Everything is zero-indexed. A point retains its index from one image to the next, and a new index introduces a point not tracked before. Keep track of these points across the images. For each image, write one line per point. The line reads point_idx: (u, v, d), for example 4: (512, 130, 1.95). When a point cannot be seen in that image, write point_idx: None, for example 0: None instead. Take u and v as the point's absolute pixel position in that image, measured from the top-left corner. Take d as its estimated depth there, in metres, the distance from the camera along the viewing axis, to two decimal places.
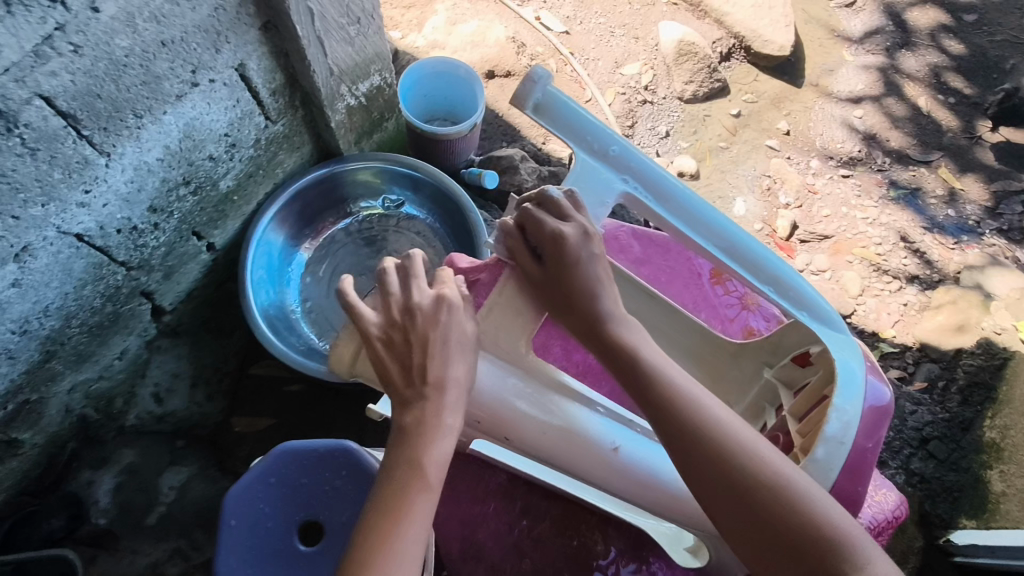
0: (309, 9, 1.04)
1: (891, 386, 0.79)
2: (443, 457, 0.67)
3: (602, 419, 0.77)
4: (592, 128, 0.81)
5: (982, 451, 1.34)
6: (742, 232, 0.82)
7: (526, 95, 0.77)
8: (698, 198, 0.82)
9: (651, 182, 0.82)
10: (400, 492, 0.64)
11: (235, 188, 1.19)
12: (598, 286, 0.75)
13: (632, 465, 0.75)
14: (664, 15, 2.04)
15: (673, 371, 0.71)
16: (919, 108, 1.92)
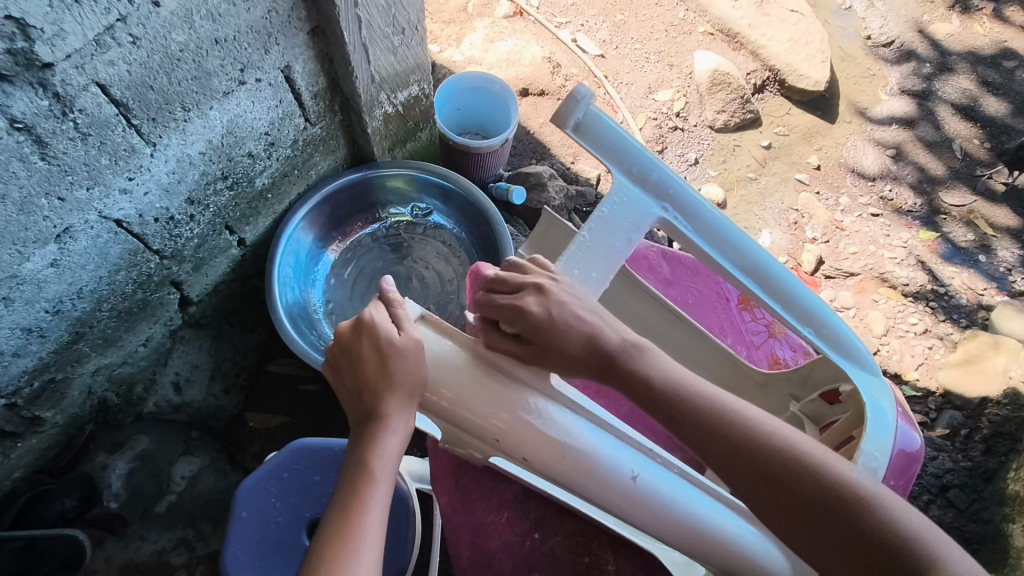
0: (357, 17, 1.07)
1: (920, 433, 0.79)
2: (390, 456, 0.68)
3: (621, 444, 0.70)
4: (636, 152, 0.80)
5: (1004, 504, 1.27)
6: (778, 266, 0.81)
7: (568, 114, 0.76)
8: (733, 226, 0.82)
9: (689, 208, 0.81)
10: (353, 497, 0.65)
11: (270, 186, 1.21)
12: (590, 327, 0.74)
13: (651, 494, 0.68)
14: (699, 44, 2.06)
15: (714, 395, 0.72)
16: (955, 150, 1.90)
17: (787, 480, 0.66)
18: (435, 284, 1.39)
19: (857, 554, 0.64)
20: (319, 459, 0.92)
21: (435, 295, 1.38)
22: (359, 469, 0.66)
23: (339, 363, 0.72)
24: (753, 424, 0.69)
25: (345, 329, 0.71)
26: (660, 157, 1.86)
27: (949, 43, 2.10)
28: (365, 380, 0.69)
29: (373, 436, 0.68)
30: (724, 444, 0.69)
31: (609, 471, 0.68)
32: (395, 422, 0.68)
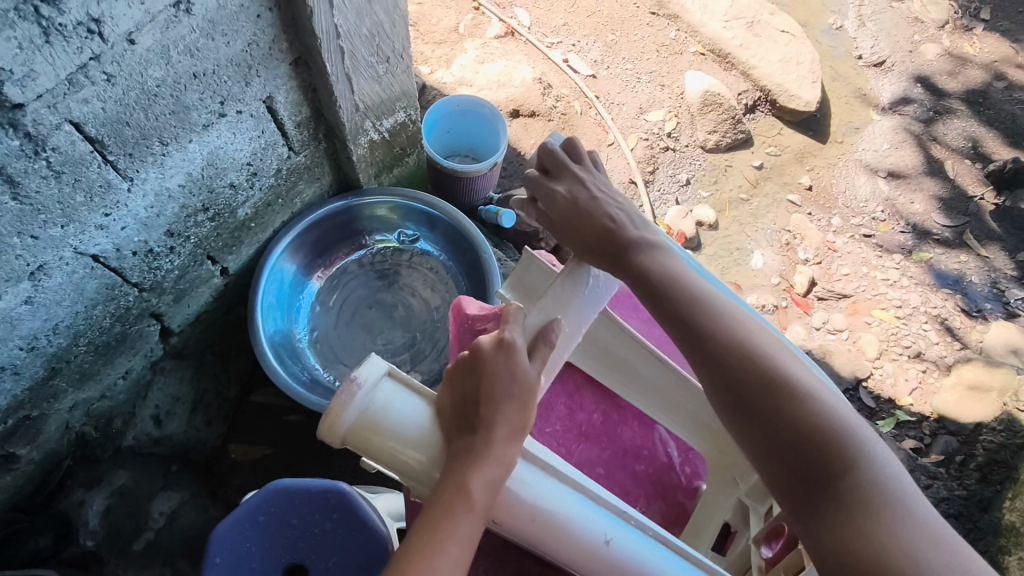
0: (339, 48, 1.06)
1: None
2: (493, 482, 0.61)
3: (592, 506, 0.65)
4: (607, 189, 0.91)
5: (999, 536, 1.21)
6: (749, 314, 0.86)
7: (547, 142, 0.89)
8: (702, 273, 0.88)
9: None
10: (444, 517, 0.59)
11: (253, 216, 1.20)
12: (610, 222, 0.80)
13: (622, 560, 0.65)
14: (690, 65, 2.06)
15: (692, 286, 0.71)
16: (947, 171, 1.89)
17: (728, 362, 0.64)
18: (422, 311, 1.38)
19: (787, 440, 0.60)
20: (298, 502, 0.89)
21: (420, 324, 1.36)
22: (454, 490, 0.59)
23: (465, 373, 0.67)
24: (714, 312, 0.68)
25: (484, 338, 0.68)
26: (651, 178, 1.85)
27: (940, 63, 2.10)
28: (486, 391, 0.64)
29: (482, 456, 0.61)
30: (687, 319, 0.68)
31: (582, 535, 0.64)
32: (505, 453, 0.62)
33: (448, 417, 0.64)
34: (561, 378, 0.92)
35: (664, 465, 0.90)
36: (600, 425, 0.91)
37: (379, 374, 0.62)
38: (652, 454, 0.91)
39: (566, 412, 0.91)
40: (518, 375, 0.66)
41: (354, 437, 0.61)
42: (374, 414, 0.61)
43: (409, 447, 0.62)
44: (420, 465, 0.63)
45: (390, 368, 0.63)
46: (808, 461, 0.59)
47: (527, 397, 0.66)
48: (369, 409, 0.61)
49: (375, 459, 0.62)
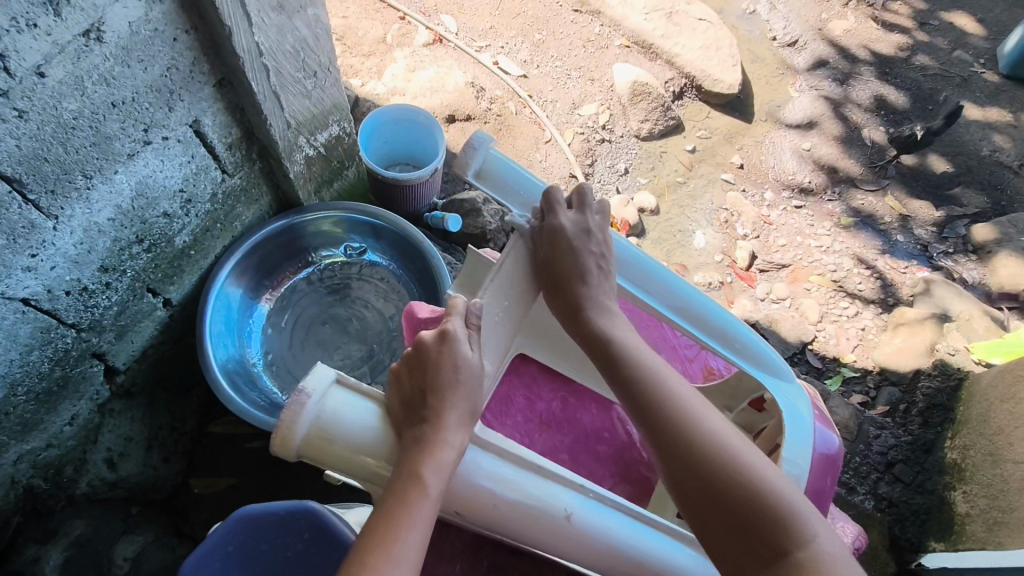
0: (264, 66, 1.05)
1: (838, 432, 0.84)
2: (446, 467, 0.62)
3: (554, 483, 0.67)
4: (542, 194, 0.83)
5: (945, 473, 1.35)
6: (701, 297, 0.85)
7: (471, 157, 0.79)
8: (647, 258, 0.86)
9: (606, 250, 0.86)
10: (400, 504, 0.60)
11: (191, 243, 1.17)
12: (586, 277, 0.80)
13: (586, 532, 0.67)
14: (617, 57, 2.12)
15: (649, 359, 0.75)
16: (864, 138, 2.01)
17: (680, 438, 0.67)
18: (377, 322, 1.37)
19: (732, 508, 0.64)
20: (265, 527, 0.88)
21: (376, 334, 1.36)
22: (408, 480, 0.61)
23: (411, 371, 0.69)
24: (670, 391, 0.71)
25: (425, 335, 0.70)
26: (591, 171, 1.89)
27: (848, 38, 2.22)
28: (431, 381, 0.67)
29: (435, 443, 0.63)
30: (643, 394, 0.71)
31: (542, 513, 0.65)
32: (454, 438, 0.64)
33: (399, 413, 0.65)
34: (516, 370, 0.93)
35: (625, 443, 0.93)
36: (558, 412, 0.94)
37: (328, 383, 0.61)
38: (612, 433, 0.94)
39: (524, 403, 0.92)
40: (461, 363, 0.69)
41: (308, 448, 0.61)
42: (326, 424, 0.60)
43: (363, 450, 0.63)
44: (374, 466, 0.64)
45: (338, 376, 0.63)
46: (756, 535, 0.62)
47: (471, 382, 0.69)
48: (321, 419, 0.60)
49: (331, 466, 0.63)
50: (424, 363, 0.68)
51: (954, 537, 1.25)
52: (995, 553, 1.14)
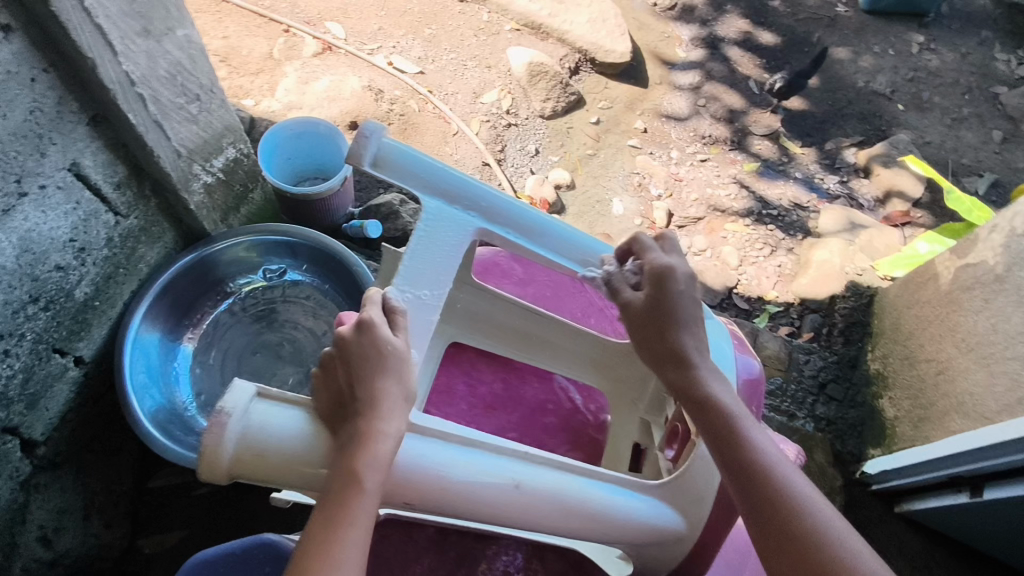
0: (139, 96, 1.00)
1: (756, 355, 0.90)
2: (384, 461, 0.62)
3: (499, 458, 0.69)
4: (443, 173, 0.80)
5: (872, 383, 1.47)
6: (616, 254, 0.87)
7: (363, 145, 0.75)
8: (557, 223, 0.85)
9: (514, 220, 0.83)
10: (339, 503, 0.60)
11: (94, 294, 1.10)
12: (692, 328, 0.78)
13: (536, 498, 0.69)
14: (509, 42, 2.14)
15: (750, 421, 0.73)
16: (752, 87, 2.13)
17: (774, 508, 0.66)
18: (311, 342, 1.34)
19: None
20: (221, 569, 0.85)
21: (312, 354, 1.32)
22: (344, 480, 0.60)
23: (337, 367, 0.67)
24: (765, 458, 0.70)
25: (343, 332, 0.67)
26: (503, 156, 1.90)
27: None
28: (359, 375, 0.65)
29: (367, 439, 0.62)
30: (745, 459, 0.69)
31: (493, 487, 0.67)
32: (388, 429, 0.63)
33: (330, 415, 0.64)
34: (452, 360, 0.97)
35: (570, 410, 0.98)
36: (501, 391, 0.97)
37: (249, 398, 0.62)
38: (556, 403, 0.98)
39: (466, 388, 0.96)
40: (387, 350, 0.66)
41: (240, 463, 0.61)
42: (251, 437, 0.61)
43: (298, 456, 0.63)
44: (310, 472, 0.63)
45: (259, 389, 0.63)
46: None
47: (402, 369, 0.67)
48: (245, 434, 0.61)
49: (264, 480, 0.63)
50: (348, 358, 0.66)
51: (888, 440, 1.36)
52: (922, 447, 1.25)
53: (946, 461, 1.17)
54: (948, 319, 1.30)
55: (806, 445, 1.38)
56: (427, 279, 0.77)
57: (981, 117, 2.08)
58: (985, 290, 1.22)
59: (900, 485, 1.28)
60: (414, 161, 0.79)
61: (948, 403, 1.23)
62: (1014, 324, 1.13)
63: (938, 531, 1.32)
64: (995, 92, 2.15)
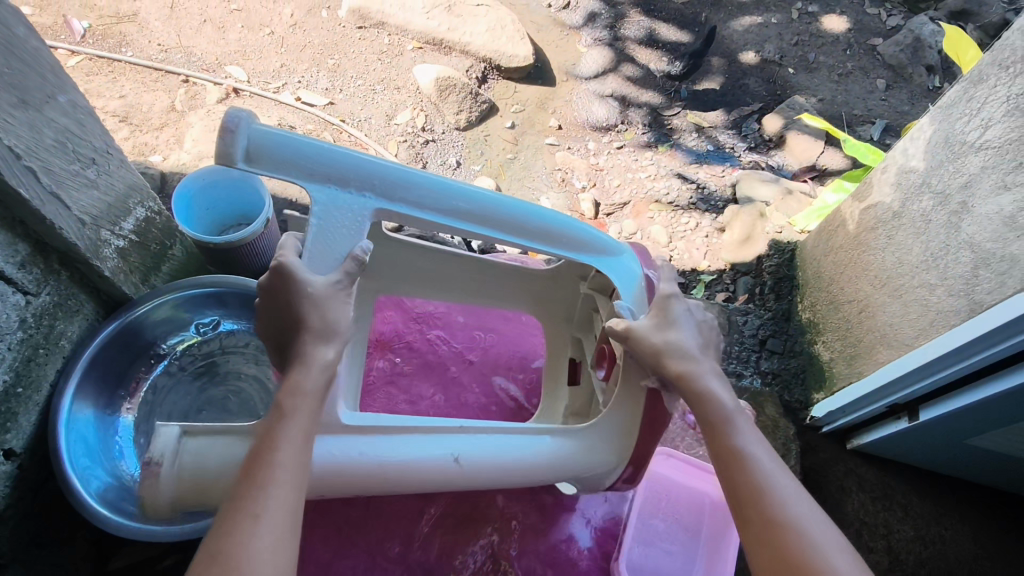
0: (29, 168, 0.96)
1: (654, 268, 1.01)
2: (306, 403, 0.73)
3: (431, 439, 0.83)
4: (324, 158, 0.83)
5: (806, 332, 1.55)
6: (514, 209, 0.91)
7: (234, 145, 0.77)
8: (449, 187, 0.88)
9: (404, 192, 0.87)
10: (271, 431, 0.71)
11: (15, 380, 1.05)
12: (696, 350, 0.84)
13: (461, 458, 0.84)
14: (414, 61, 2.17)
15: (727, 399, 0.80)
16: (653, 71, 2.21)
17: (737, 476, 0.74)
18: (258, 390, 1.32)
19: (767, 535, 0.69)
20: None
21: (261, 402, 1.31)
22: (275, 411, 0.72)
23: (271, 309, 0.80)
24: (731, 433, 0.77)
25: (263, 278, 0.79)
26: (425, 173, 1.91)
27: None
28: (286, 315, 0.78)
29: (296, 365, 0.75)
30: (715, 433, 0.78)
31: (432, 464, 0.83)
32: (311, 361, 0.76)
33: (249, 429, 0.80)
34: (394, 387, 1.16)
35: (512, 407, 1.18)
36: (443, 403, 1.17)
37: (175, 438, 0.80)
38: (499, 404, 1.18)
39: (409, 406, 1.15)
40: (307, 290, 0.78)
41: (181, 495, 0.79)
42: (187, 464, 0.79)
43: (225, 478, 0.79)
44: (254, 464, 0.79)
45: (182, 429, 0.81)
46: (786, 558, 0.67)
47: (314, 297, 0.78)
48: (182, 465, 0.79)
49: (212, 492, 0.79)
50: (277, 305, 0.79)
51: (828, 382, 1.43)
52: (861, 381, 1.31)
53: (881, 392, 1.25)
54: (861, 260, 1.39)
55: (756, 399, 1.44)
56: (330, 255, 0.83)
57: (864, 69, 2.22)
58: (887, 227, 1.32)
59: (846, 423, 1.36)
60: (293, 147, 0.81)
61: (874, 338, 1.31)
62: (916, 255, 1.22)
63: (888, 458, 1.39)
64: (873, 44, 2.30)
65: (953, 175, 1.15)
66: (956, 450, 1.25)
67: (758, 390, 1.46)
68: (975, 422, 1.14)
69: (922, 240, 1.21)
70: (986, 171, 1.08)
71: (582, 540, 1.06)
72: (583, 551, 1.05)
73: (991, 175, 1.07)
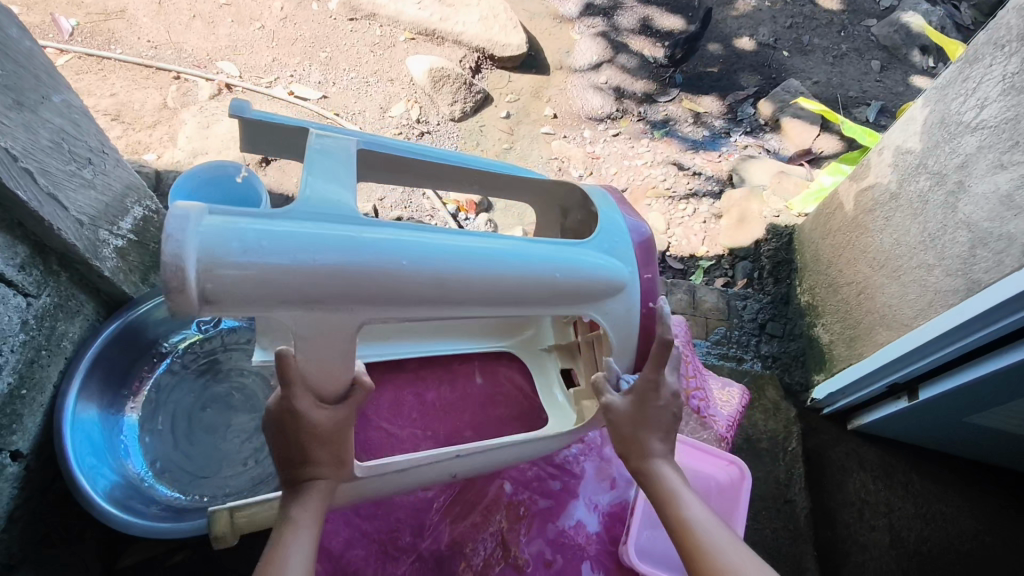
0: (26, 170, 0.95)
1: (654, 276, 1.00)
2: (311, 506, 0.78)
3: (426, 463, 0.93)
4: (301, 262, 0.71)
5: (805, 315, 1.55)
6: (513, 274, 0.85)
7: (187, 272, 0.65)
8: (449, 266, 0.80)
9: (404, 280, 0.77)
10: (277, 532, 0.75)
11: (19, 383, 1.05)
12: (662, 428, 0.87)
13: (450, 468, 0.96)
14: (407, 52, 2.15)
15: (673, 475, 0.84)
16: (647, 57, 2.21)
17: (684, 541, 0.78)
18: (260, 385, 1.32)
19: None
20: None
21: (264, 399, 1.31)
22: (280, 522, 0.76)
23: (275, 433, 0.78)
24: (675, 500, 0.81)
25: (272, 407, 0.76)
26: None
27: None
28: (294, 439, 0.77)
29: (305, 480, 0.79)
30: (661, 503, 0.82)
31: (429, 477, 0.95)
32: (318, 481, 0.80)
33: None
34: (400, 379, 1.18)
35: (517, 395, 1.19)
36: (449, 394, 1.18)
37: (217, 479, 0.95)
38: (504, 393, 1.19)
39: (415, 399, 1.17)
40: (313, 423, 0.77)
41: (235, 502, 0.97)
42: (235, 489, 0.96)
43: None
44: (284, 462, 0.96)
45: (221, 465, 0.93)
46: None
47: (317, 427, 0.78)
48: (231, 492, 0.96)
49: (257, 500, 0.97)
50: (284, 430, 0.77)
51: (828, 364, 1.44)
52: (860, 363, 1.32)
53: (881, 373, 1.26)
54: (859, 242, 1.39)
55: (757, 383, 1.45)
56: (331, 362, 0.77)
57: (859, 51, 2.22)
58: (884, 209, 1.32)
59: (846, 404, 1.38)
60: (252, 249, 0.69)
61: (873, 319, 1.31)
62: (913, 236, 1.23)
63: (891, 439, 1.40)
64: (868, 25, 2.30)
65: (950, 156, 1.16)
66: (957, 428, 1.26)
67: (758, 374, 1.47)
68: (975, 400, 1.15)
69: (919, 221, 1.22)
70: (982, 150, 1.08)
71: (589, 525, 1.07)
72: (591, 535, 1.06)
73: (987, 154, 1.07)
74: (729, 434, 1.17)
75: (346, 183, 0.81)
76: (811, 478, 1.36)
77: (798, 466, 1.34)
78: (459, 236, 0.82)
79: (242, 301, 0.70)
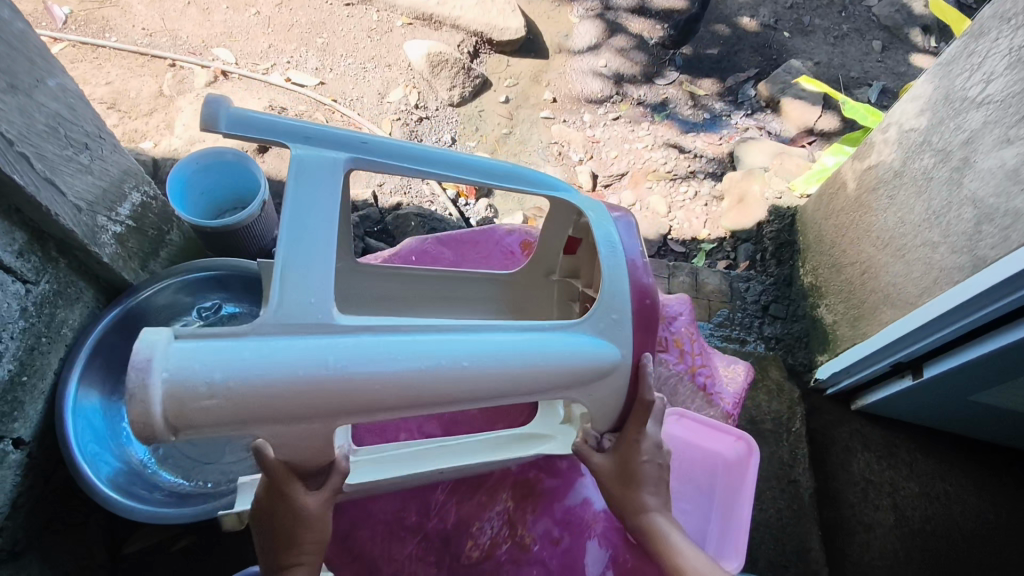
0: (22, 155, 0.94)
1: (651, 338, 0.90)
2: None
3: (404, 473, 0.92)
4: (258, 387, 0.65)
5: (808, 296, 1.55)
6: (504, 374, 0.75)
7: (143, 407, 0.61)
8: (424, 377, 0.71)
9: (369, 399, 0.69)
10: None
11: (20, 370, 1.04)
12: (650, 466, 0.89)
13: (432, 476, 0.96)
14: (404, 37, 2.13)
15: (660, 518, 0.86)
16: (647, 40, 2.19)
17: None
18: None
19: None
20: None
21: None
22: None
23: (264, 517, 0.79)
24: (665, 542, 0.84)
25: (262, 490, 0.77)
26: None
27: None
28: (282, 522, 0.78)
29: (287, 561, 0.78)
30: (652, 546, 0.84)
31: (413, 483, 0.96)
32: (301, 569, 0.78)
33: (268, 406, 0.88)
34: None
35: None
36: None
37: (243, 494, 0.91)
38: None
39: None
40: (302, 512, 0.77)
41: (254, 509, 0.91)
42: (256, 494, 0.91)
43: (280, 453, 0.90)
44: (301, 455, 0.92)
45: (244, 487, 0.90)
46: None
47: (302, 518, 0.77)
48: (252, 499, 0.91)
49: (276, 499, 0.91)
50: (274, 510, 0.78)
51: (831, 345, 1.44)
52: (865, 343, 1.31)
53: (885, 352, 1.25)
54: (862, 222, 1.38)
55: (760, 364, 1.44)
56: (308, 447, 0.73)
57: (860, 31, 2.19)
58: (888, 187, 1.31)
59: (850, 384, 1.37)
60: (222, 381, 0.63)
61: (877, 298, 1.31)
62: (917, 214, 1.22)
63: (894, 418, 1.40)
64: (869, 5, 2.27)
65: (954, 132, 1.15)
66: (962, 407, 1.26)
67: (761, 355, 1.47)
68: (980, 378, 1.15)
69: (923, 198, 1.21)
70: (988, 126, 1.07)
71: (596, 502, 1.04)
72: (598, 513, 1.03)
73: (993, 129, 1.06)
74: (735, 412, 1.17)
75: (321, 272, 0.71)
76: (814, 458, 1.37)
77: (801, 447, 1.34)
78: (431, 338, 0.73)
79: (204, 427, 0.65)
